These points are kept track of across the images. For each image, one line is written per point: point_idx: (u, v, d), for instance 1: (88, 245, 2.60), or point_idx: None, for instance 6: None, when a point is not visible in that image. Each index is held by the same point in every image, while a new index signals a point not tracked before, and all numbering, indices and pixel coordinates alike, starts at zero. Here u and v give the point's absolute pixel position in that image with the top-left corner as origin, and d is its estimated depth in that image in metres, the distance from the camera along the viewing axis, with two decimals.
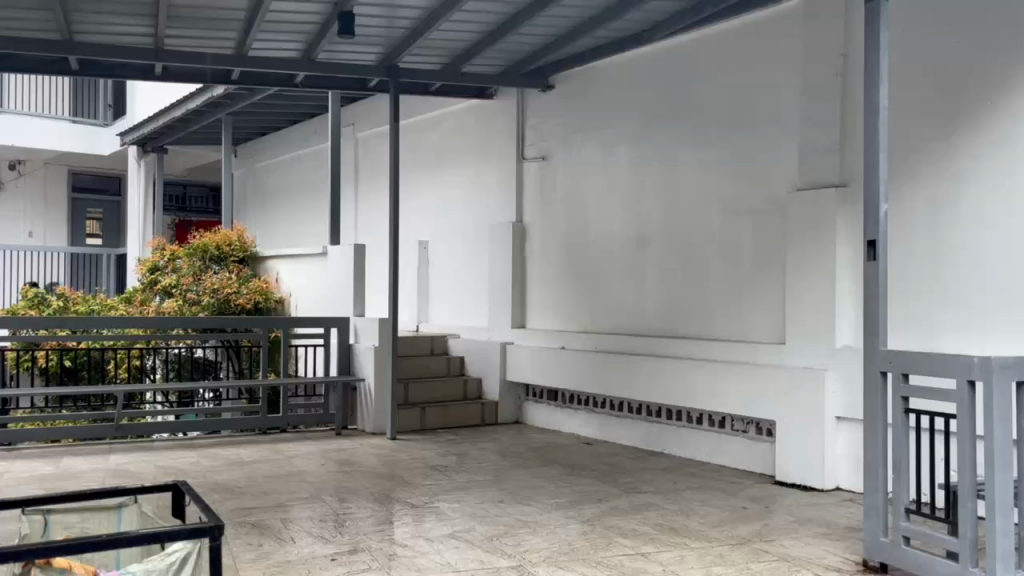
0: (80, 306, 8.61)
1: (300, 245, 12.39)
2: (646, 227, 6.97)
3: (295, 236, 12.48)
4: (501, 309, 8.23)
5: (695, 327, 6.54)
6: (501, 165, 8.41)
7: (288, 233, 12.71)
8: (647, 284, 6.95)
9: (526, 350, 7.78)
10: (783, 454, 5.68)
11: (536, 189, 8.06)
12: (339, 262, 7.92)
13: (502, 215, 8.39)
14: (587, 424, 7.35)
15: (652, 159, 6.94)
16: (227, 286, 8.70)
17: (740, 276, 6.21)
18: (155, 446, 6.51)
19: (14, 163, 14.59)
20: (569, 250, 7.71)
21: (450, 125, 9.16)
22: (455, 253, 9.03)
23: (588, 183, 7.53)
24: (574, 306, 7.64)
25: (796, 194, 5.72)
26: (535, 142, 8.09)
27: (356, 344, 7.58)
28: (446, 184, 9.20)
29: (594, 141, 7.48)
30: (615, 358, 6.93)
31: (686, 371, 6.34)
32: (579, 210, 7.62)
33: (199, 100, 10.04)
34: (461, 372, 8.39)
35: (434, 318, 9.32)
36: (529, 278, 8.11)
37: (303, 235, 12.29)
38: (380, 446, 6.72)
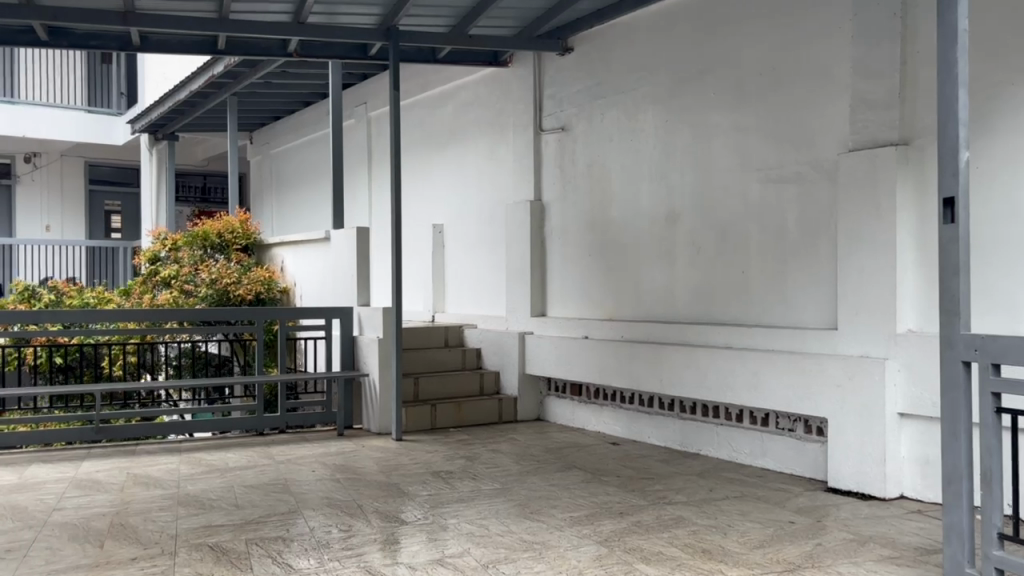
0: (74, 299, 8.14)
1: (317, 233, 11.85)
2: (676, 200, 6.23)
3: (312, 224, 11.95)
4: (520, 296, 7.54)
5: (732, 312, 5.78)
6: (517, 139, 7.71)
7: (306, 220, 12.18)
8: (678, 265, 6.21)
9: (547, 340, 7.08)
10: (836, 457, 4.92)
11: (555, 163, 7.35)
12: (342, 247, 7.29)
13: (519, 193, 7.70)
14: (613, 422, 6.64)
15: (682, 124, 6.18)
16: (226, 277, 8.15)
17: (783, 253, 5.44)
18: (137, 451, 5.94)
19: (28, 157, 14.22)
20: (592, 229, 6.98)
21: (464, 98, 8.49)
22: (471, 237, 8.35)
23: (611, 155, 6.80)
24: (598, 292, 6.92)
25: (847, 155, 4.94)
26: (554, 112, 7.38)
27: (360, 336, 6.97)
28: (461, 161, 8.52)
29: (617, 108, 6.74)
30: (642, 349, 6.19)
31: (723, 361, 5.59)
32: (602, 186, 6.89)
33: (200, 82, 9.51)
34: (477, 366, 7.74)
35: (450, 307, 8.65)
36: (550, 262, 7.40)
37: (320, 222, 11.75)
38: (383, 449, 6.08)
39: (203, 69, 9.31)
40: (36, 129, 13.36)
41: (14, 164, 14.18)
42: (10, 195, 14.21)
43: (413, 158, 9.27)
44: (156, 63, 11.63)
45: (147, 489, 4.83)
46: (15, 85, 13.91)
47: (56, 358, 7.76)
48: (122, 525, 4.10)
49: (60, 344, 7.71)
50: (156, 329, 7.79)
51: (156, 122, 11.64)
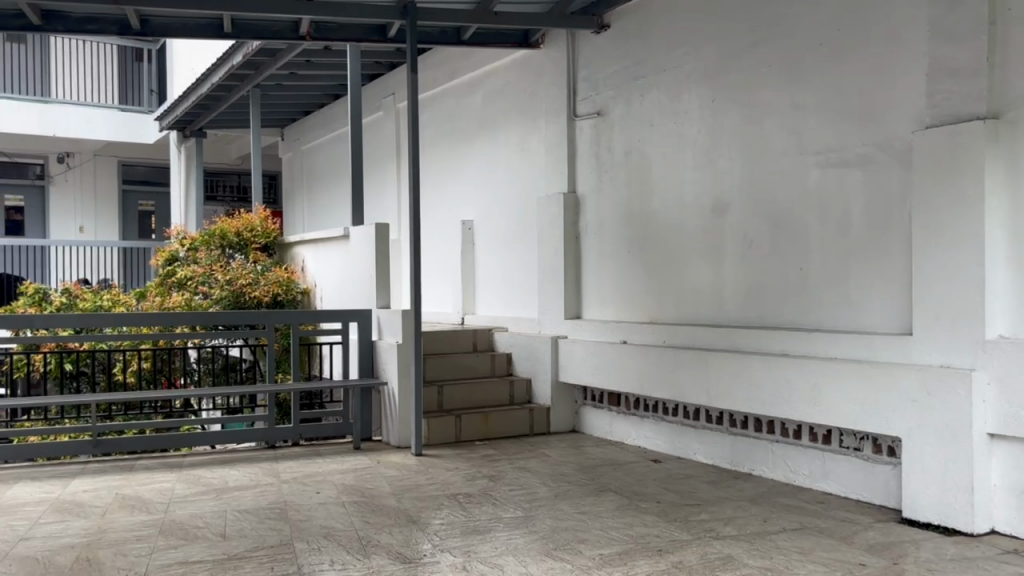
0: (86, 302, 7.73)
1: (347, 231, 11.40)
2: (724, 189, 5.58)
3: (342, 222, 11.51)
4: (553, 297, 6.95)
5: (788, 314, 5.12)
6: (550, 127, 7.13)
7: (336, 218, 11.74)
8: (726, 261, 5.56)
9: (581, 345, 6.49)
10: (912, 483, 4.23)
11: (590, 151, 6.74)
12: (361, 245, 6.78)
13: (552, 185, 7.10)
14: (655, 436, 6.00)
15: (730, 104, 5.53)
16: (244, 278, 7.61)
17: (846, 248, 4.77)
18: (135, 467, 5.49)
19: (61, 156, 14.02)
20: (630, 223, 6.36)
21: (494, 85, 7.93)
22: (502, 234, 7.79)
23: (652, 142, 6.17)
24: (638, 292, 6.30)
25: (922, 133, 4.25)
26: (589, 96, 6.78)
27: (379, 341, 6.45)
28: (492, 153, 7.96)
29: (657, 88, 6.11)
30: (686, 355, 5.56)
31: (778, 370, 4.94)
32: (641, 175, 6.26)
33: (221, 73, 9.11)
34: (508, 373, 7.17)
35: (480, 309, 8.10)
36: (585, 260, 6.80)
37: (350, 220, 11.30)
38: (400, 466, 5.53)
39: (225, 59, 8.89)
40: (65, 126, 13.08)
41: (47, 164, 13.98)
42: (44, 195, 14.05)
43: (443, 151, 8.74)
44: (185, 58, 11.31)
45: (130, 513, 4.35)
46: (48, 86, 13.93)
47: (67, 365, 7.37)
48: (88, 560, 3.62)
49: (71, 349, 7.32)
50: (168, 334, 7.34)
51: (182, 118, 11.29)
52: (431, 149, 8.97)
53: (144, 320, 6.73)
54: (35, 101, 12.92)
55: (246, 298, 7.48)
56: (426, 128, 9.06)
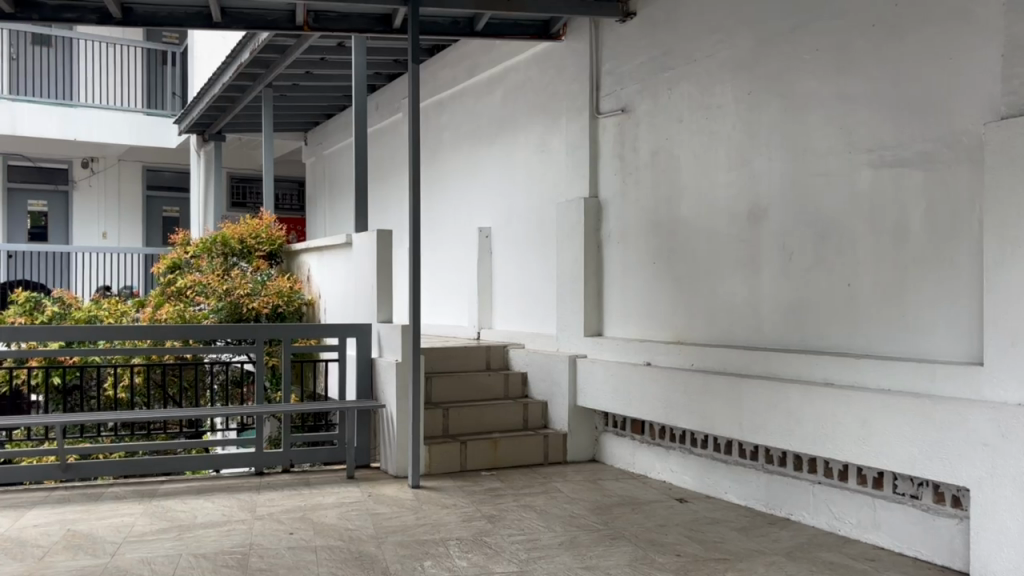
0: (80, 312, 7.26)
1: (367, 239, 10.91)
2: (762, 194, 4.92)
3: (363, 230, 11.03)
4: (572, 312, 6.33)
5: (834, 337, 4.44)
6: (572, 126, 6.53)
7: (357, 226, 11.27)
8: (763, 274, 4.89)
9: (601, 366, 5.85)
10: (983, 543, 3.53)
11: (614, 151, 6.12)
12: (363, 254, 6.24)
13: (573, 189, 6.50)
14: (681, 470, 5.34)
15: (769, 95, 4.87)
16: (243, 287, 7.12)
17: (904, 260, 4.08)
18: (103, 495, 4.99)
19: (85, 161, 13.79)
20: (658, 231, 5.71)
21: (514, 82, 7.35)
22: (519, 244, 7.20)
23: (681, 141, 5.53)
24: (664, 307, 5.65)
25: (996, 125, 3.57)
26: (613, 91, 6.16)
27: (379, 359, 5.90)
28: (512, 155, 7.38)
29: (687, 81, 5.48)
30: (717, 381, 4.89)
31: (821, 402, 4.25)
32: (669, 178, 5.62)
33: (231, 72, 8.69)
34: (523, 394, 6.57)
35: (497, 323, 7.52)
36: (608, 272, 6.17)
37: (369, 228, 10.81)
38: (391, 500, 4.95)
39: (233, 58, 8.48)
40: (91, 130, 12.83)
41: (71, 169, 13.78)
42: (67, 200, 13.81)
43: (461, 154, 8.18)
44: (204, 61, 10.95)
45: (72, 557, 3.83)
46: (75, 90, 13.75)
47: (57, 380, 6.95)
48: None
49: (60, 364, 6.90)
50: (162, 347, 6.90)
51: (199, 120, 10.91)
52: (449, 152, 8.43)
53: (131, 332, 6.23)
54: (58, 105, 12.63)
55: (244, 309, 6.98)
56: (445, 130, 8.51)
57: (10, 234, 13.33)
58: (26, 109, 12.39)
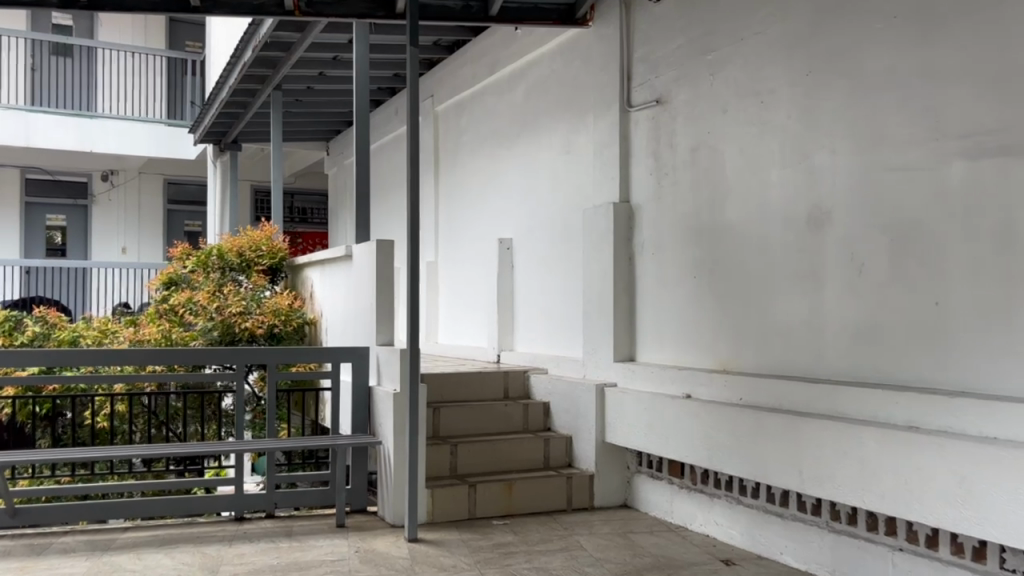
0: (62, 332, 6.65)
1: None
2: (823, 194, 4.09)
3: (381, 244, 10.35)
4: (601, 334, 5.53)
5: (919, 369, 3.57)
6: (600, 122, 5.76)
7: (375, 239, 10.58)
8: (828, 291, 4.05)
9: (632, 397, 5.04)
10: None
11: (648, 149, 5.33)
12: (363, 267, 5.52)
13: (601, 193, 5.71)
14: (728, 523, 4.50)
15: (831, 74, 4.04)
16: (235, 303, 6.42)
17: (1011, 273, 3.22)
18: (50, 549, 4.29)
19: (105, 174, 13.36)
20: (698, 241, 4.90)
21: (538, 76, 6.61)
22: (543, 257, 6.43)
23: (725, 134, 4.71)
24: (706, 329, 4.82)
25: None
26: (646, 81, 5.37)
27: (377, 387, 5.16)
28: (535, 158, 6.63)
29: (732, 64, 4.67)
30: (771, 420, 4.04)
31: (903, 451, 3.39)
32: (712, 178, 4.81)
33: (235, 74, 8.08)
34: (545, 427, 5.77)
35: (519, 345, 6.75)
36: (640, 288, 5.37)
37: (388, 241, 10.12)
38: (380, 558, 4.17)
39: (237, 58, 7.87)
40: (106, 141, 12.36)
41: (90, 182, 13.38)
42: (87, 215, 13.38)
43: (481, 158, 7.46)
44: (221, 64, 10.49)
45: None
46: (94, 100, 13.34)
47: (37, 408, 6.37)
48: None
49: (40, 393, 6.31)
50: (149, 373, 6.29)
51: (212, 127, 10.35)
52: (469, 157, 7.71)
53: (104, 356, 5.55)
54: (74, 115, 12.19)
55: (236, 329, 6.27)
56: (465, 133, 7.79)
57: (27, 250, 12.99)
58: (41, 120, 11.96)
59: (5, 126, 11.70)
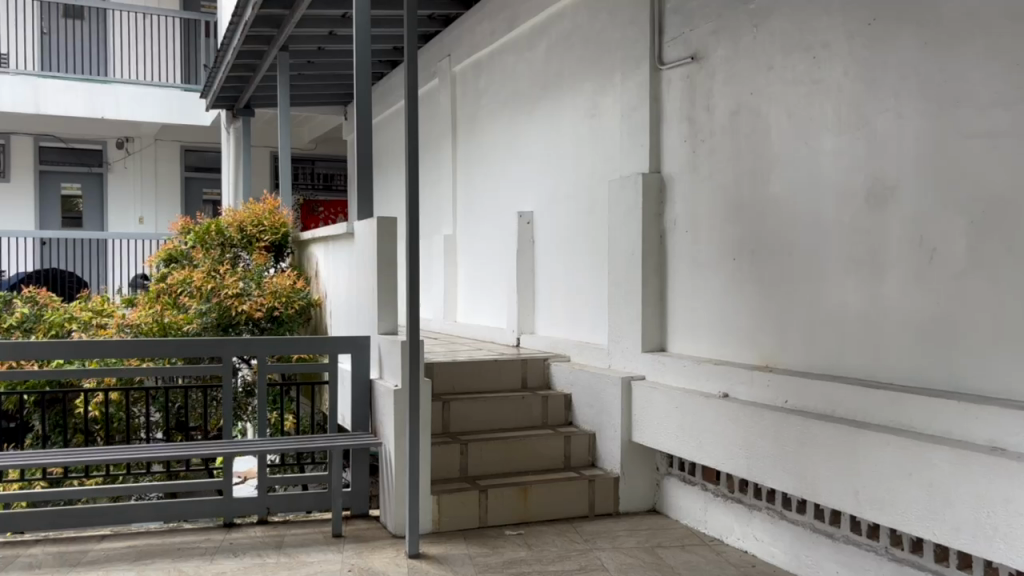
0: (53, 314, 6.23)
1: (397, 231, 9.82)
2: (887, 165, 3.47)
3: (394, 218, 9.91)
4: (627, 321, 4.98)
5: (1004, 378, 2.99)
6: (627, 82, 5.15)
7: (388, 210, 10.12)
8: (890, 280, 3.45)
9: (661, 392, 4.50)
10: None
11: (682, 113, 4.72)
12: (364, 246, 5.02)
13: (628, 162, 5.13)
14: (770, 540, 3.96)
15: (899, 21, 3.39)
16: (231, 283, 5.90)
17: None
18: (14, 563, 3.89)
19: (120, 141, 12.98)
20: (738, 219, 4.31)
21: (561, 32, 6.00)
22: (565, 232, 5.87)
23: (770, 95, 4.09)
24: (747, 318, 4.25)
25: None
26: (679, 34, 4.75)
27: (379, 380, 4.68)
28: (558, 123, 6.04)
29: (779, 13, 4.03)
30: (822, 429, 3.48)
31: (983, 478, 2.81)
32: (754, 146, 4.20)
33: (237, 34, 7.54)
34: (567, 421, 5.26)
35: (540, 328, 6.23)
36: (672, 270, 4.80)
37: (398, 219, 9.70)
38: None
39: (238, 17, 7.32)
40: (118, 108, 11.95)
41: (105, 150, 13.01)
42: (102, 183, 13.03)
43: (501, 123, 6.89)
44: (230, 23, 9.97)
45: None
46: (107, 64, 12.92)
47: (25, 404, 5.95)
48: None
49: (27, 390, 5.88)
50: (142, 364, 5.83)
51: (222, 91, 9.84)
52: (488, 123, 7.14)
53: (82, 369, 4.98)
54: (84, 80, 11.78)
55: (232, 313, 5.76)
56: (483, 97, 7.22)
57: (43, 220, 12.73)
58: (51, 86, 11.57)
59: (14, 93, 11.34)
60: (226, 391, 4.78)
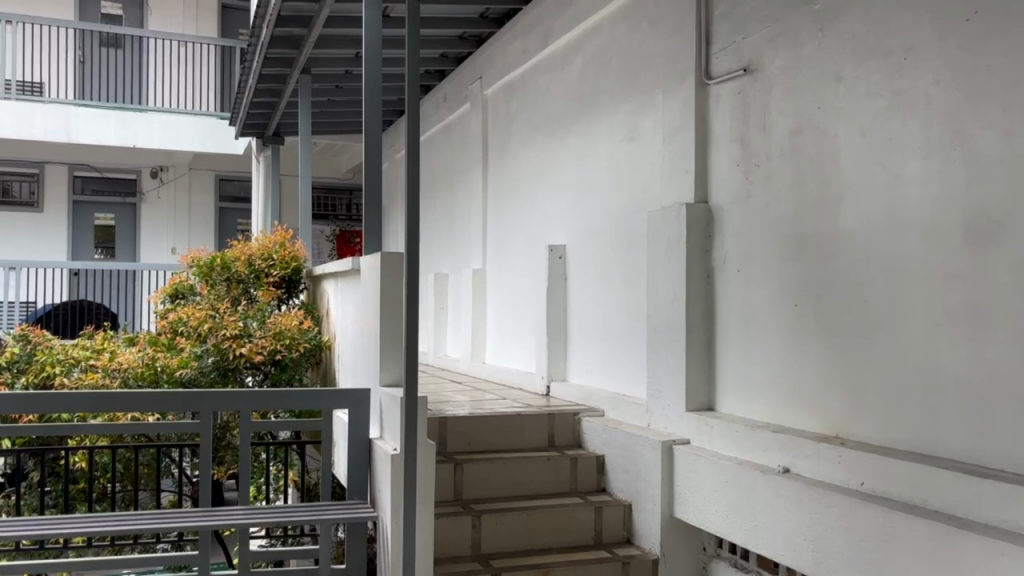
0: (45, 355, 5.77)
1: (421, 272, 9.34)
2: (993, 194, 2.76)
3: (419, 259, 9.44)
4: (668, 374, 4.31)
5: None
6: (670, 100, 4.52)
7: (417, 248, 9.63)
8: (996, 340, 2.74)
9: (707, 461, 3.81)
10: None
11: (732, 134, 4.07)
12: (368, 285, 4.46)
13: (670, 190, 4.48)
14: None
15: (1006, 13, 2.71)
16: (231, 324, 5.37)
17: None
18: None
19: (154, 171, 12.74)
20: (801, 259, 3.63)
21: (596, 48, 5.41)
22: (600, 270, 5.23)
23: (839, 110, 3.43)
24: (811, 377, 3.55)
25: None
26: (729, 43, 4.11)
27: (380, 441, 4.08)
28: (593, 148, 5.43)
29: (849, 13, 3.37)
30: (910, 526, 2.76)
31: None
32: (819, 172, 3.53)
33: (256, 56, 7.11)
34: (599, 486, 4.59)
35: (573, 375, 5.58)
36: (721, 315, 4.12)
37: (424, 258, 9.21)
38: None
39: (256, 38, 6.89)
40: (153, 137, 11.67)
41: (140, 180, 12.78)
42: (135, 214, 12.80)
43: (532, 149, 6.31)
44: None
45: None
46: (144, 93, 12.71)
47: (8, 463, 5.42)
48: None
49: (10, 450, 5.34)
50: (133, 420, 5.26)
51: (250, 118, 9.46)
52: (519, 149, 6.56)
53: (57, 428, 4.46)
54: (118, 109, 11.57)
55: (231, 356, 5.21)
56: (515, 120, 6.65)
57: (75, 250, 12.53)
58: (85, 114, 11.37)
59: (46, 121, 11.16)
60: (201, 455, 4.14)
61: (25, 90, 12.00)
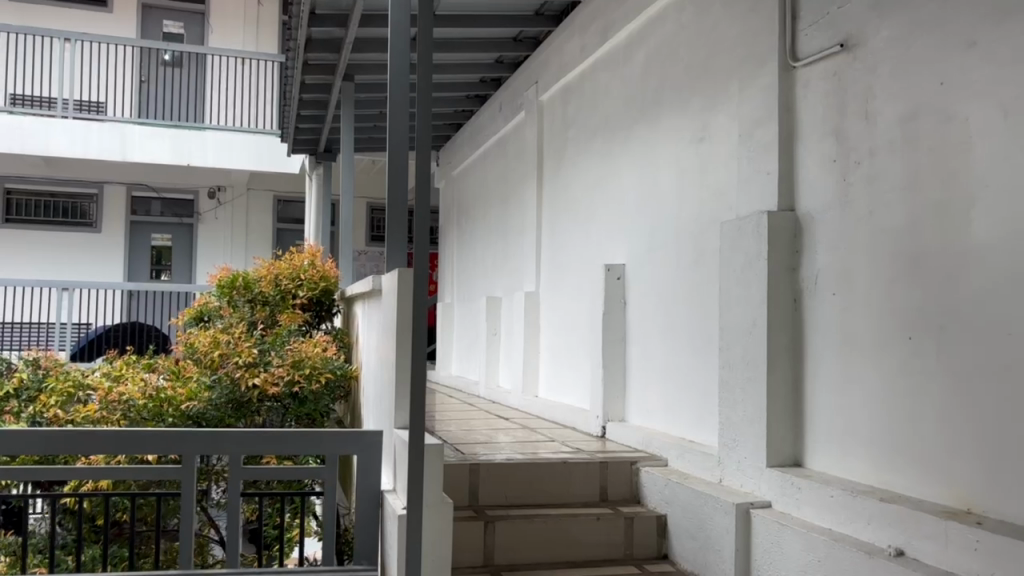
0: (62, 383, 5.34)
1: (474, 296, 8.72)
2: None
3: (472, 282, 8.81)
4: (744, 418, 3.54)
5: None
6: (746, 91, 3.79)
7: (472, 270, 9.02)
8: None
9: (793, 531, 3.03)
10: None
11: (826, 126, 3.31)
12: (388, 307, 3.82)
13: (746, 198, 3.74)
14: None
15: None
16: (247, 352, 4.82)
17: None
18: None
19: (212, 191, 12.49)
20: (919, 279, 2.83)
21: (661, 38, 4.71)
22: (664, 294, 4.50)
23: (969, 87, 2.65)
24: (931, 428, 2.74)
25: None
26: (821, 17, 3.36)
27: (393, 493, 3.42)
28: (657, 153, 4.72)
29: None
30: None
31: None
32: (942, 167, 2.75)
33: (295, 63, 6.62)
34: (659, 553, 3.83)
35: (632, 414, 4.83)
36: (811, 347, 3.35)
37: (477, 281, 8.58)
38: None
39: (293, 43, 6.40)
40: (207, 156, 11.39)
41: (197, 200, 12.50)
42: (192, 235, 12.55)
43: (589, 157, 5.63)
44: None
45: None
46: (201, 112, 12.46)
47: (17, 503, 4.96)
48: None
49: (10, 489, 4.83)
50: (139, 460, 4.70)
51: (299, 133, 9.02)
52: (575, 158, 5.89)
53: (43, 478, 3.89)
54: (172, 126, 11.33)
55: (244, 388, 4.65)
56: (572, 126, 5.99)
57: (132, 272, 12.34)
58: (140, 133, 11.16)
59: (100, 139, 10.98)
60: (185, 512, 3.43)
61: (83, 109, 11.88)
